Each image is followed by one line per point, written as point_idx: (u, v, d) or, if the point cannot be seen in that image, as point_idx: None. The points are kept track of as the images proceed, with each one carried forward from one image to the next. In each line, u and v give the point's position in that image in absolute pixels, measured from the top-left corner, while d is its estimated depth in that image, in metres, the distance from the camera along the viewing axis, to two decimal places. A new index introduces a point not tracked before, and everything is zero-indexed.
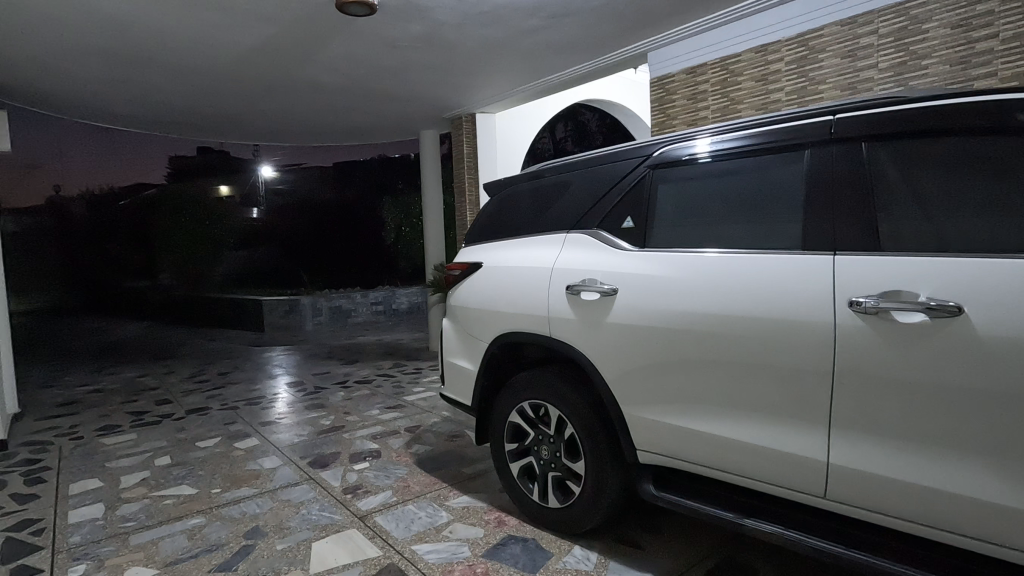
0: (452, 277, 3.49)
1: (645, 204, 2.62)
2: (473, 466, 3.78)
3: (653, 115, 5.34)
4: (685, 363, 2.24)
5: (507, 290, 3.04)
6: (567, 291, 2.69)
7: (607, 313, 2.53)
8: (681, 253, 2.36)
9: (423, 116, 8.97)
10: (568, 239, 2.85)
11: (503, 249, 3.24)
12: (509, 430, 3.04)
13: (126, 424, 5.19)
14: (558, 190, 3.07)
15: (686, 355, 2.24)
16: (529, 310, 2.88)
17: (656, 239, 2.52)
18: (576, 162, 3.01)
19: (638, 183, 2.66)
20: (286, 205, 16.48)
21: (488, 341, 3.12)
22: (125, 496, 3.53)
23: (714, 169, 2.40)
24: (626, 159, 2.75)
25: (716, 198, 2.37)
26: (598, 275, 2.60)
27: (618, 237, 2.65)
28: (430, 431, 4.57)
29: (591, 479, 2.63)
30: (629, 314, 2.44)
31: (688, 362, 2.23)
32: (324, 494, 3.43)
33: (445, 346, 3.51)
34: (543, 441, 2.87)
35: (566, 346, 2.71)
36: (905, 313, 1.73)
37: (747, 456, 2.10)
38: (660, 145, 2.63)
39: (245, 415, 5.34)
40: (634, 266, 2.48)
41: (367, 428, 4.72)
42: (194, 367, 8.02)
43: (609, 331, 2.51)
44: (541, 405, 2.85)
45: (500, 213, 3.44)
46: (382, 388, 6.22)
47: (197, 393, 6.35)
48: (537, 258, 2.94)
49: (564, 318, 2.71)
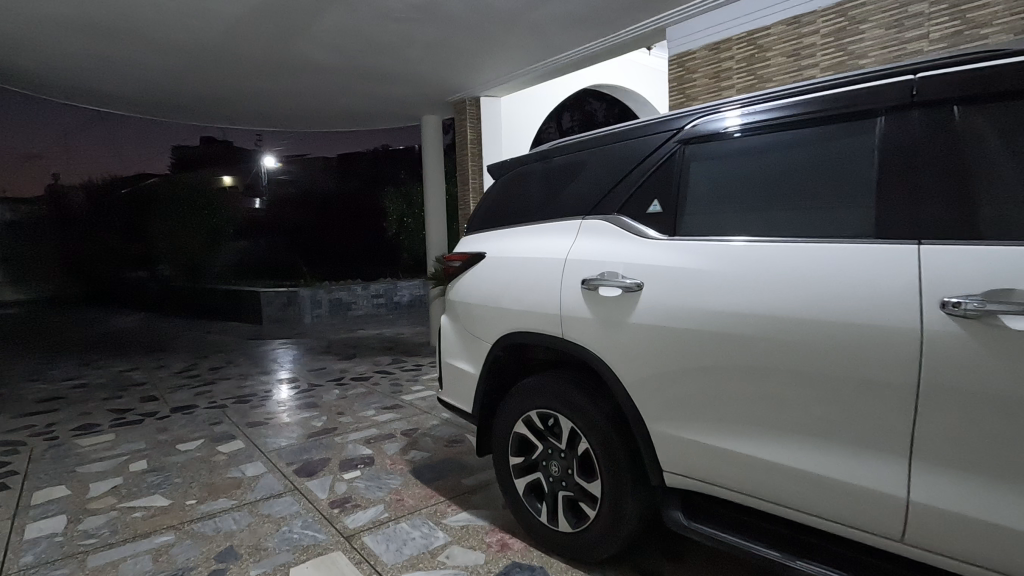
0: (452, 269, 3.15)
1: (676, 185, 2.25)
2: (474, 476, 3.45)
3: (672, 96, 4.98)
4: (729, 371, 1.89)
5: (513, 284, 2.68)
6: (582, 286, 2.34)
7: (630, 312, 2.18)
8: (721, 243, 2.00)
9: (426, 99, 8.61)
10: (584, 226, 2.49)
11: (508, 237, 2.89)
12: (513, 442, 2.70)
13: (105, 423, 4.87)
14: (573, 170, 2.71)
15: (729, 361, 1.88)
16: (537, 308, 2.53)
17: (690, 226, 2.15)
18: (591, 139, 2.65)
19: (668, 161, 2.29)
20: (289, 196, 16.48)
21: (491, 342, 2.77)
22: (91, 507, 3.20)
23: (761, 143, 2.03)
24: (653, 135, 2.38)
25: (761, 179, 2.01)
26: (619, 267, 2.24)
27: (643, 223, 2.29)
28: (429, 435, 4.24)
29: (609, 502, 2.28)
30: (657, 314, 2.09)
31: (731, 370, 1.88)
32: (309, 508, 3.10)
33: (443, 345, 3.17)
34: (553, 456, 2.53)
35: (580, 349, 2.36)
36: (1019, 318, 1.37)
37: (804, 487, 1.75)
38: (692, 116, 2.26)
39: (232, 414, 5.02)
40: (664, 258, 2.12)
41: (361, 431, 4.38)
42: (187, 361, 7.73)
43: (634, 333, 2.16)
44: (551, 415, 2.51)
45: (508, 197, 3.08)
46: (380, 386, 5.88)
47: (185, 390, 6.03)
48: (550, 247, 2.58)
49: (579, 317, 2.35)
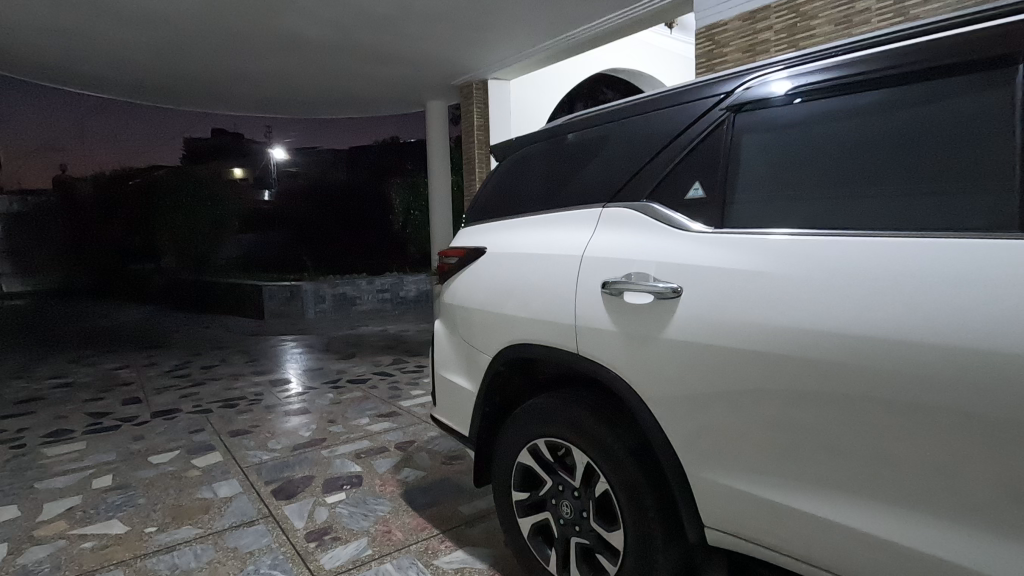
0: (448, 266, 2.72)
1: (722, 163, 1.79)
2: (474, 503, 3.01)
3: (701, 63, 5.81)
4: (797, 403, 1.44)
5: (517, 284, 2.25)
6: (602, 289, 1.89)
7: (663, 324, 1.73)
8: (785, 239, 1.56)
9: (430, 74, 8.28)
10: (603, 217, 2.05)
11: (512, 228, 2.45)
12: (518, 472, 2.27)
13: (79, 429, 4.51)
14: (592, 148, 2.26)
15: (796, 389, 1.44)
16: (547, 316, 2.08)
17: (741, 216, 1.70)
18: (615, 111, 2.20)
19: (714, 133, 1.84)
20: (297, 189, 16.13)
21: (491, 355, 2.34)
22: (37, 536, 2.82)
23: (838, 110, 1.59)
24: (694, 102, 1.93)
25: (839, 158, 1.57)
26: (650, 267, 1.79)
27: (680, 211, 1.83)
28: (426, 449, 3.82)
29: (633, 556, 1.84)
30: (700, 326, 1.64)
31: (799, 400, 1.44)
32: (282, 541, 2.69)
33: (437, 356, 2.74)
34: (564, 493, 2.09)
35: (597, 366, 1.92)
36: None
37: (897, 565, 1.32)
38: (744, 77, 1.82)
39: (216, 420, 4.63)
40: (710, 256, 1.67)
41: (352, 444, 3.97)
42: (179, 358, 7.37)
43: (668, 349, 1.71)
44: (562, 444, 2.08)
45: (514, 183, 2.64)
46: (376, 390, 5.47)
47: (171, 391, 5.66)
48: (562, 242, 2.13)
49: (598, 328, 1.90)
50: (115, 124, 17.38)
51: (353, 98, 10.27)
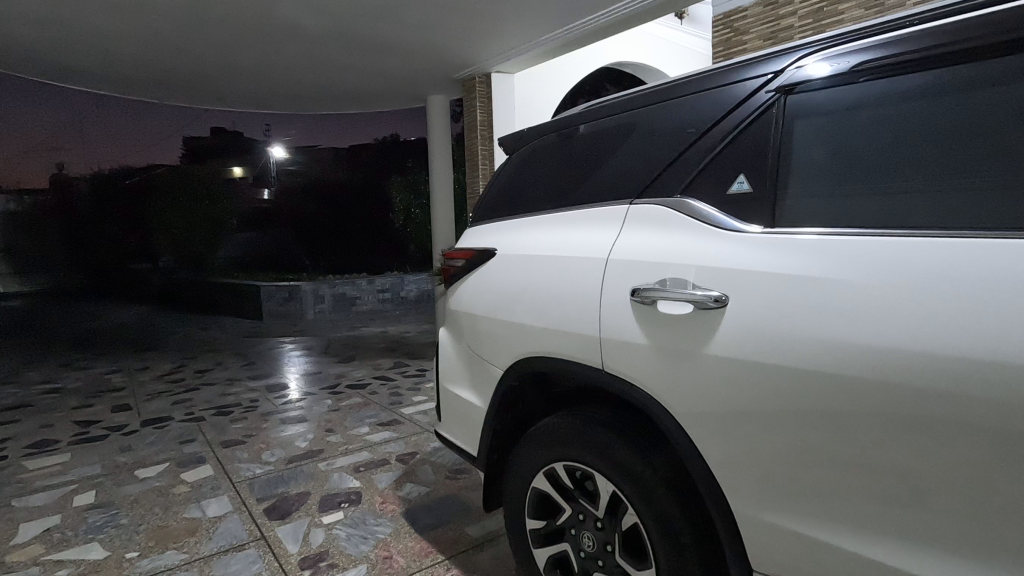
0: (454, 269, 2.50)
1: (772, 152, 1.57)
2: (481, 524, 2.79)
3: (719, 52, 5.69)
4: (872, 431, 1.23)
5: (532, 290, 2.02)
6: (631, 296, 1.67)
7: (706, 338, 1.50)
8: (854, 239, 1.33)
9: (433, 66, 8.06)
10: (631, 215, 1.82)
11: (525, 228, 2.23)
12: (533, 498, 2.06)
13: (64, 439, 4.28)
14: (614, 138, 2.03)
15: (870, 414, 1.23)
16: (567, 326, 1.86)
17: (798, 213, 1.47)
18: (641, 96, 1.97)
19: (761, 118, 1.61)
20: (295, 187, 15.95)
21: (503, 368, 2.12)
22: (8, 562, 2.60)
23: (912, 90, 1.36)
24: (737, 83, 1.70)
25: (915, 145, 1.35)
26: (689, 272, 1.57)
27: (721, 208, 1.61)
28: (429, 461, 3.60)
29: None
30: (752, 340, 1.41)
31: (874, 427, 1.22)
32: (273, 568, 2.47)
33: (442, 367, 2.53)
34: (585, 523, 1.87)
35: (626, 384, 1.70)
36: None
37: None
38: (794, 53, 1.60)
39: (209, 430, 4.41)
40: (763, 260, 1.44)
41: (351, 456, 3.75)
42: (173, 362, 7.14)
43: (710, 366, 1.49)
44: (582, 468, 1.86)
45: (525, 178, 2.42)
46: (377, 396, 5.25)
47: (164, 397, 5.44)
48: (583, 243, 1.91)
49: (628, 342, 1.68)
50: (115, 122, 17.09)
51: (351, 91, 10.04)
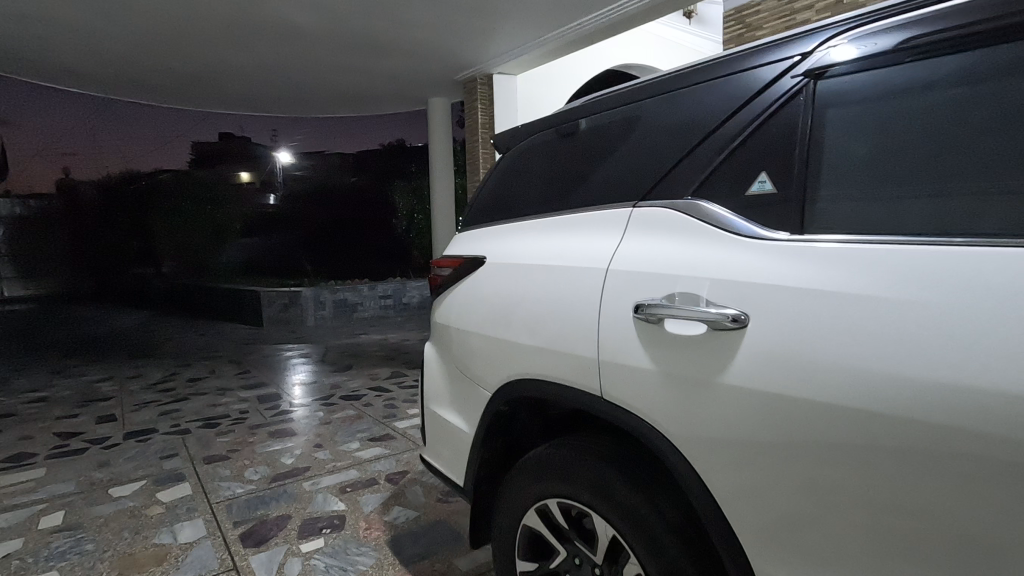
0: (440, 279, 2.29)
1: (797, 147, 1.35)
2: (471, 557, 2.57)
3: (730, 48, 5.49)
4: (925, 480, 1.00)
5: (524, 303, 1.81)
6: (634, 313, 1.45)
7: (722, 365, 1.28)
8: (898, 249, 1.12)
9: (436, 66, 7.92)
10: (633, 221, 1.61)
11: (516, 234, 2.02)
12: (523, 536, 1.84)
13: (43, 452, 4.11)
14: (617, 134, 1.81)
15: (924, 460, 1.00)
16: (561, 346, 1.65)
17: (829, 217, 1.26)
18: (649, 85, 1.76)
19: (786, 106, 1.39)
20: (302, 191, 16.05)
21: (492, 390, 1.91)
22: None
23: (971, 69, 1.13)
24: (758, 68, 1.48)
25: (972, 138, 1.12)
26: (702, 287, 1.35)
27: (738, 211, 1.40)
28: (420, 482, 3.38)
29: None
30: (776, 368, 1.19)
31: (927, 478, 1.00)
32: None
33: (427, 387, 2.32)
34: (581, 568, 1.65)
35: (627, 415, 1.48)
36: None
37: None
38: (824, 32, 1.38)
39: (192, 444, 4.22)
40: (789, 272, 1.22)
41: (338, 474, 3.54)
42: (166, 370, 6.98)
43: (724, 396, 1.27)
44: (577, 506, 1.64)
45: (519, 178, 2.21)
46: (371, 408, 5.03)
47: (151, 408, 5.26)
48: (581, 251, 1.70)
49: (630, 365, 1.46)
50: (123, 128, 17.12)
51: (352, 93, 9.90)
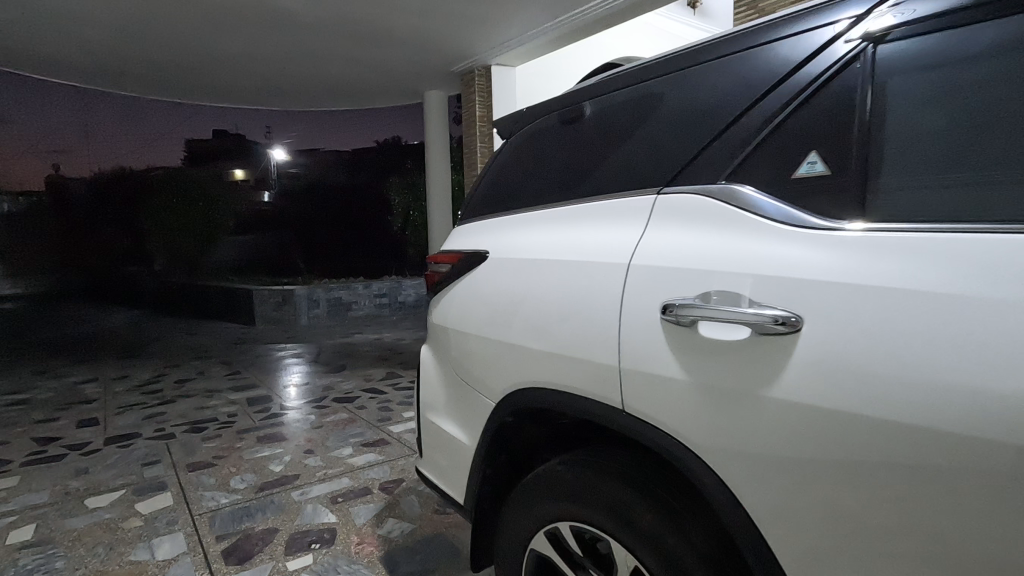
0: (438, 275, 2.11)
1: (852, 122, 1.17)
2: None
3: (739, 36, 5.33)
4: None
5: (531, 302, 1.63)
6: (661, 314, 1.27)
7: (769, 377, 1.09)
8: (987, 238, 0.92)
9: (433, 56, 7.73)
10: (657, 210, 1.43)
11: (522, 225, 1.84)
12: (531, 561, 1.65)
13: (18, 459, 3.90)
14: (635, 115, 1.63)
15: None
16: (576, 351, 1.46)
17: (893, 203, 1.07)
18: (671, 59, 1.58)
19: (838, 77, 1.21)
20: (296, 189, 15.99)
21: (495, 398, 1.72)
22: None
23: None
24: (801, 34, 1.29)
25: None
26: (744, 285, 1.16)
27: (783, 197, 1.22)
28: (415, 492, 3.19)
29: None
30: (835, 381, 1.00)
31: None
32: None
33: (424, 393, 2.14)
34: None
35: (653, 431, 1.30)
36: None
37: None
38: None
39: (177, 450, 4.02)
40: (855, 266, 1.03)
41: (330, 482, 3.35)
42: (153, 371, 6.75)
43: (769, 412, 1.08)
44: (592, 530, 1.46)
45: (522, 166, 2.02)
46: (365, 411, 4.84)
47: (136, 411, 5.05)
48: (598, 244, 1.51)
49: (658, 375, 1.28)
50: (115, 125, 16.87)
51: (346, 86, 9.70)
